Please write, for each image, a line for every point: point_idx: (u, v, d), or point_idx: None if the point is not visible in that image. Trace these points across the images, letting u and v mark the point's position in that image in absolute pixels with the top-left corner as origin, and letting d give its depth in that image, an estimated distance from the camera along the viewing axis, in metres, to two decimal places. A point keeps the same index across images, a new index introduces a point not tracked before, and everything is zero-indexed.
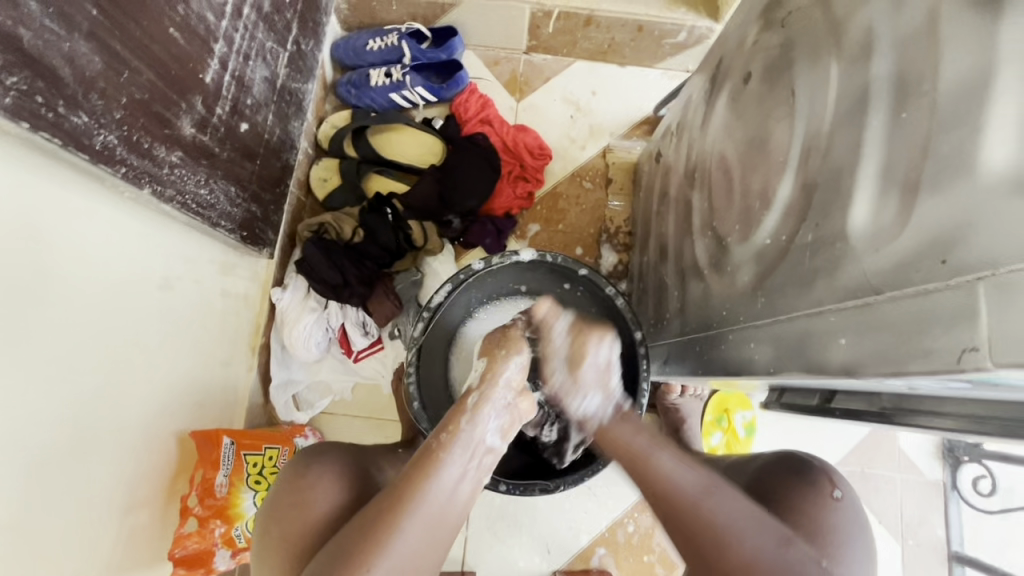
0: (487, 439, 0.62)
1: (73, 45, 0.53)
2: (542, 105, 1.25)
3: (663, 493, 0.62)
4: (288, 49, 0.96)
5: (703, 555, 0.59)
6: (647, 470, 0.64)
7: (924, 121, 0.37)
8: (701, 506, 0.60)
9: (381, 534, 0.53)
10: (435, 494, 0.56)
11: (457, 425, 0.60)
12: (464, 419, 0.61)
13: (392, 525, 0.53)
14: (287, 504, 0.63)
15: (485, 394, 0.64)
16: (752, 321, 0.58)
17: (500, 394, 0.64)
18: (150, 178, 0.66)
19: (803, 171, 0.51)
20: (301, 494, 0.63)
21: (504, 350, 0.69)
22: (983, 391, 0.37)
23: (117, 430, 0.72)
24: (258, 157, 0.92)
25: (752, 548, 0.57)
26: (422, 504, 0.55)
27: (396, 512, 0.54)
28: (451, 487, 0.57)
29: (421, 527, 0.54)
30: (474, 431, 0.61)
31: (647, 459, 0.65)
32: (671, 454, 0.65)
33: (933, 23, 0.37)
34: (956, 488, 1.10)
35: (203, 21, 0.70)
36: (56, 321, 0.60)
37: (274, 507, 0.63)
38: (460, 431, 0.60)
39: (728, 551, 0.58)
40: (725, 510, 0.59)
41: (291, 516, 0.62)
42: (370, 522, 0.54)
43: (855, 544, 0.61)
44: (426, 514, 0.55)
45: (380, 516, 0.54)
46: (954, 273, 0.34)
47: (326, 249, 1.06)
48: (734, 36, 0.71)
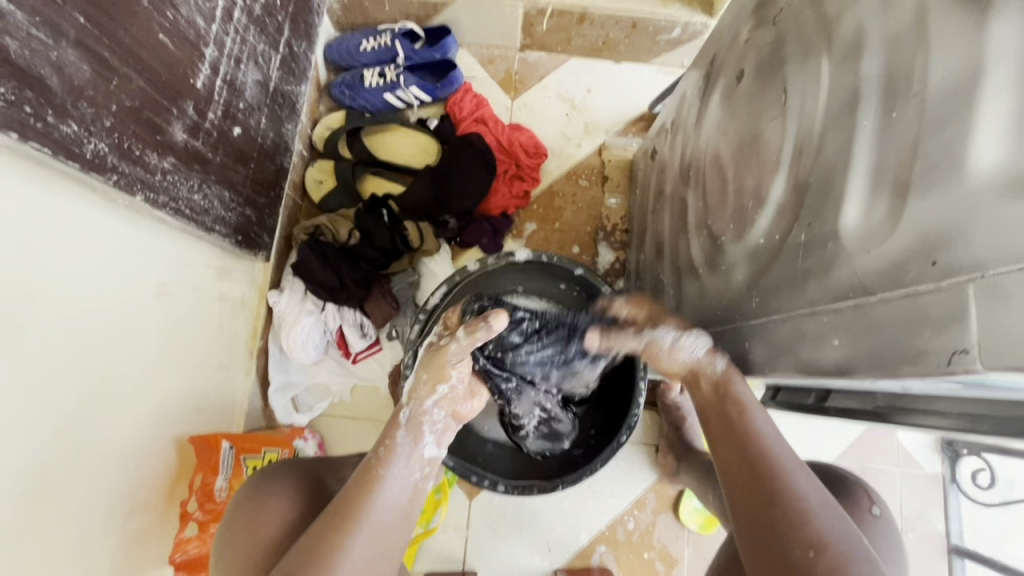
0: (425, 449, 0.60)
1: (61, 54, 0.52)
2: (537, 103, 1.25)
3: (751, 453, 0.55)
4: (280, 51, 0.95)
5: (772, 528, 0.50)
6: (741, 430, 0.57)
7: (914, 120, 0.37)
8: (793, 475, 0.52)
9: (326, 551, 0.50)
10: (379, 507, 0.54)
11: (392, 438, 0.59)
12: (399, 432, 0.60)
13: (334, 542, 0.51)
14: (240, 526, 0.63)
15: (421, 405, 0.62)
16: (747, 320, 0.58)
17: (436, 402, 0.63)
18: (143, 185, 0.66)
19: (796, 171, 0.50)
20: (251, 514, 0.63)
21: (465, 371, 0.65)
22: (975, 392, 0.37)
23: (115, 437, 0.72)
24: (251, 161, 0.92)
25: (828, 535, 0.48)
26: (367, 517, 0.53)
27: (340, 528, 0.52)
28: (396, 499, 0.56)
29: (367, 541, 0.52)
30: (411, 441, 0.60)
31: (750, 415, 0.58)
32: (769, 423, 0.57)
33: (922, 22, 0.37)
34: (956, 481, 1.10)
35: (193, 26, 0.70)
36: (51, 330, 0.60)
37: (231, 531, 0.63)
38: (395, 442, 0.59)
39: (805, 530, 0.48)
40: (812, 491, 0.51)
41: (243, 537, 0.62)
42: (311, 540, 0.52)
43: (893, 559, 0.61)
44: (371, 528, 0.53)
45: (322, 535, 0.52)
46: (943, 274, 0.34)
47: (322, 252, 1.06)
48: (727, 32, 0.70)
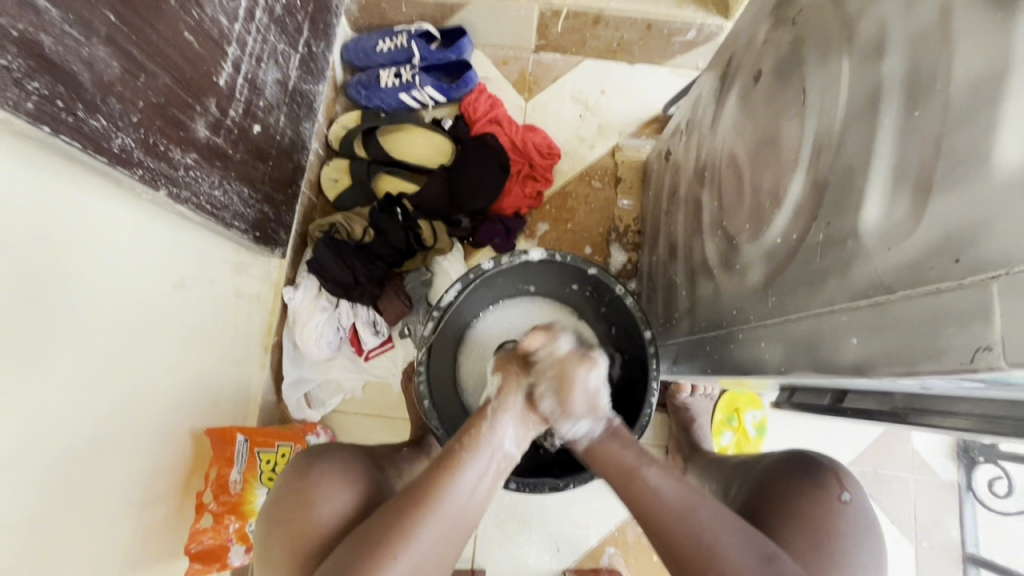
0: (508, 445, 0.62)
1: (92, 50, 0.54)
2: (551, 104, 1.25)
3: (644, 507, 0.58)
4: (300, 51, 0.97)
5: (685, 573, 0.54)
6: (640, 489, 0.59)
7: (937, 119, 0.37)
8: (686, 522, 0.55)
9: (406, 526, 0.53)
10: (457, 492, 0.57)
11: (478, 430, 0.62)
12: (486, 424, 0.62)
13: (415, 521, 0.54)
14: (289, 506, 0.63)
15: (505, 402, 0.65)
16: (763, 320, 0.58)
17: (519, 400, 0.65)
18: (167, 180, 0.67)
19: (814, 170, 0.51)
20: (302, 496, 0.64)
21: (517, 363, 0.68)
22: (998, 391, 0.37)
23: (135, 426, 0.74)
24: (270, 158, 0.93)
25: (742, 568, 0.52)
26: (443, 500, 0.55)
27: (421, 509, 0.54)
28: (473, 488, 0.58)
29: (442, 525, 0.55)
30: (496, 437, 0.62)
31: (640, 478, 0.60)
32: (664, 475, 0.60)
33: (945, 20, 0.37)
34: (971, 489, 1.09)
35: (217, 25, 0.71)
36: (75, 321, 0.62)
37: (277, 512, 0.64)
38: (481, 435, 0.61)
39: (715, 568, 0.53)
40: (710, 527, 0.55)
41: (295, 518, 0.62)
42: (393, 513, 0.55)
43: (864, 545, 0.62)
44: (446, 512, 0.55)
45: (404, 510, 0.54)
46: (967, 271, 0.33)
47: (336, 249, 1.07)
48: (744, 34, 0.71)
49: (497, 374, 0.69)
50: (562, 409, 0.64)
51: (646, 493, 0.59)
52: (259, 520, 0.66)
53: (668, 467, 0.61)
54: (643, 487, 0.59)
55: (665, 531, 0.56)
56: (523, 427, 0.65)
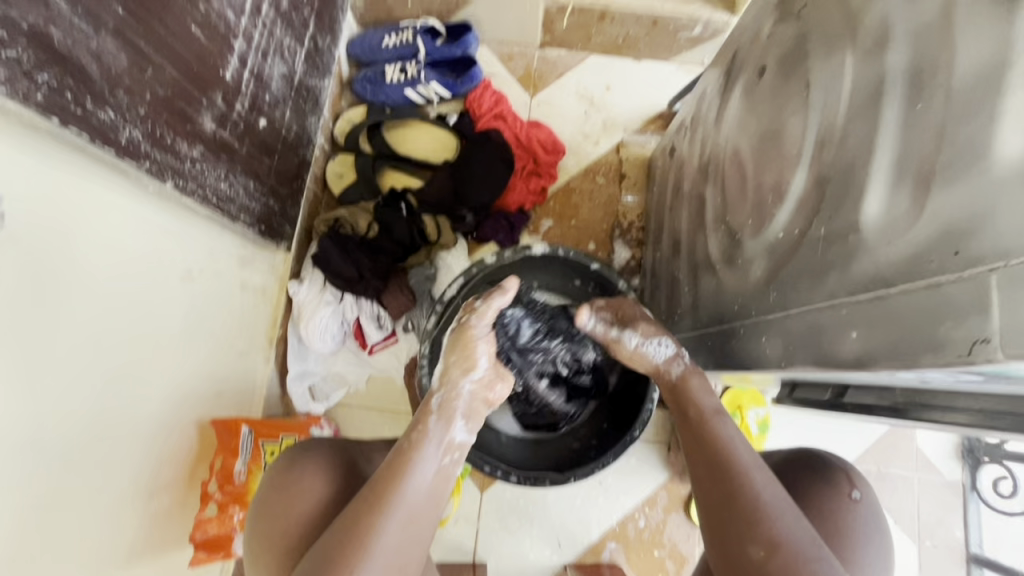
0: (457, 434, 0.62)
1: (101, 43, 0.54)
2: (556, 100, 1.25)
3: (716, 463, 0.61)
4: (306, 46, 0.97)
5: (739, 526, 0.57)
6: (714, 432, 0.63)
7: (939, 112, 0.37)
8: (751, 480, 0.58)
9: (364, 530, 0.54)
10: (408, 491, 0.57)
11: (425, 425, 0.61)
12: (431, 419, 0.61)
13: (370, 523, 0.55)
14: (272, 502, 0.64)
15: (448, 394, 0.63)
16: (764, 315, 0.58)
17: (462, 389, 0.64)
18: (173, 172, 0.68)
19: (816, 164, 0.50)
20: (283, 493, 0.64)
21: (459, 352, 0.65)
22: (997, 385, 0.37)
23: (141, 415, 0.75)
24: (275, 152, 0.94)
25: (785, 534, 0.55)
26: (395, 502, 0.56)
27: (375, 512, 0.55)
28: (427, 482, 0.59)
29: (400, 524, 0.56)
30: (442, 431, 0.61)
31: (714, 422, 0.64)
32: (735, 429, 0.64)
33: (948, 13, 0.37)
34: (977, 489, 1.08)
35: (224, 19, 0.72)
36: (83, 311, 0.63)
37: (261, 507, 0.65)
38: (427, 430, 0.61)
39: (767, 528, 0.55)
40: (767, 491, 0.58)
41: (277, 515, 0.63)
42: (351, 517, 0.55)
43: (873, 541, 0.63)
44: (403, 511, 0.56)
45: (360, 515, 0.55)
46: (966, 264, 0.34)
47: (341, 243, 1.08)
48: (749, 29, 0.70)
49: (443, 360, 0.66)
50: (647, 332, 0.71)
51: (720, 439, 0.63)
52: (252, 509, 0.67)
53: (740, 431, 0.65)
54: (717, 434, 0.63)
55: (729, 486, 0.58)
56: (469, 413, 0.64)
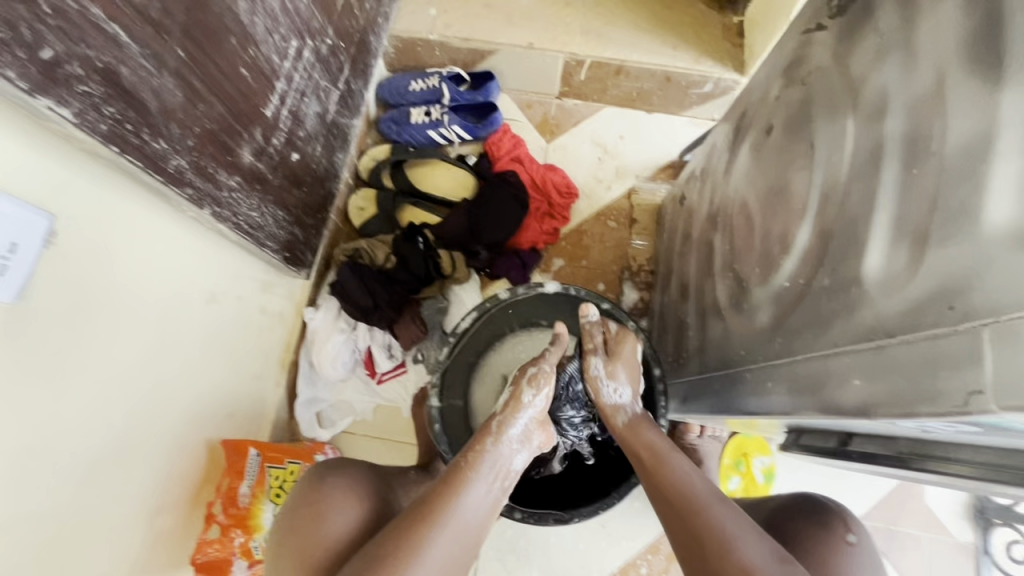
0: (513, 461, 0.65)
1: (161, 81, 0.59)
2: (571, 147, 1.31)
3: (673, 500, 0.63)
4: (339, 88, 1.04)
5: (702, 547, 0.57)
6: (668, 480, 0.64)
7: (933, 178, 0.40)
8: (711, 512, 0.59)
9: (413, 543, 0.55)
10: (462, 511, 0.58)
11: (482, 446, 0.64)
12: (489, 440, 0.64)
13: (419, 537, 0.55)
14: (302, 515, 0.65)
15: (507, 418, 0.66)
16: (769, 360, 0.59)
17: (520, 420, 0.67)
18: (211, 200, 0.72)
19: (820, 220, 0.53)
20: (316, 506, 0.66)
21: (530, 385, 0.69)
22: (994, 437, 0.38)
23: (154, 431, 0.76)
24: (304, 184, 0.99)
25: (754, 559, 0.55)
26: (450, 519, 0.57)
27: (425, 528, 0.56)
28: (479, 502, 0.60)
29: (446, 541, 0.56)
30: (500, 454, 0.64)
31: (671, 463, 0.66)
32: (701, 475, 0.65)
33: (940, 88, 0.41)
34: (988, 553, 1.06)
35: (269, 62, 0.77)
36: (113, 327, 0.66)
37: (289, 527, 0.65)
38: (485, 451, 0.63)
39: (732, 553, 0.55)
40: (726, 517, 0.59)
41: (307, 530, 0.64)
42: (403, 525, 0.57)
43: None
44: (453, 529, 0.57)
45: (418, 519, 0.57)
46: (961, 318, 0.36)
47: (359, 273, 1.11)
48: (758, 89, 0.75)
49: (511, 390, 0.70)
50: (611, 367, 0.75)
51: (671, 480, 0.64)
52: (281, 512, 0.68)
53: (694, 465, 0.67)
54: (669, 478, 0.64)
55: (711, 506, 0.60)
56: (526, 444, 0.67)
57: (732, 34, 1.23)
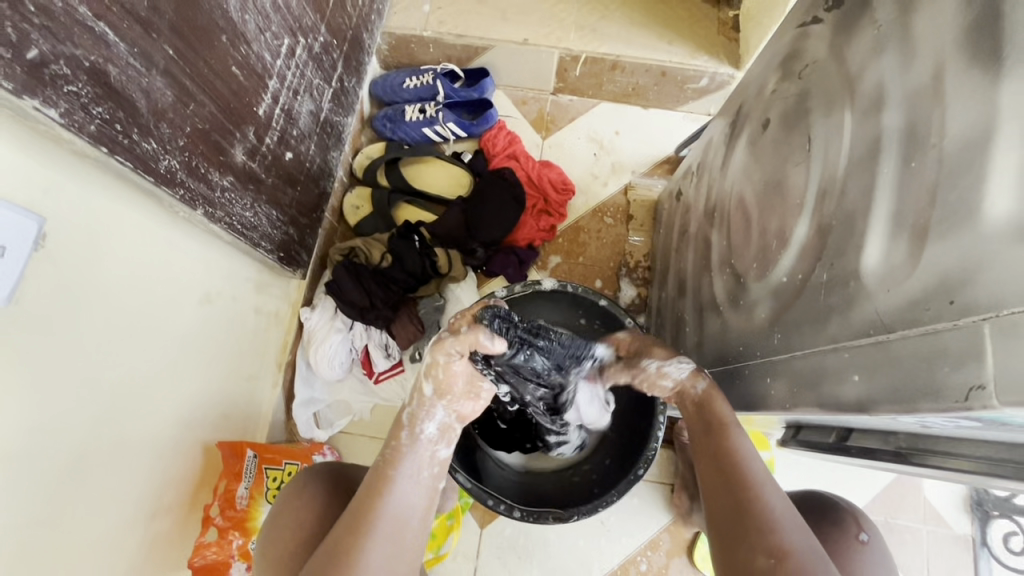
0: (438, 451, 0.66)
1: (151, 80, 0.59)
2: (568, 143, 1.30)
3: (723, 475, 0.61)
4: (333, 85, 1.03)
5: (741, 532, 0.57)
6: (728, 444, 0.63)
7: (932, 171, 0.40)
8: (757, 493, 0.59)
9: (347, 553, 0.56)
10: (390, 509, 0.60)
11: (400, 442, 0.65)
12: (405, 434, 0.65)
13: (356, 543, 0.57)
14: (283, 523, 0.66)
15: (419, 408, 0.66)
16: (768, 356, 0.59)
17: (437, 410, 0.66)
18: (204, 200, 0.71)
19: (818, 214, 0.53)
20: (294, 517, 0.66)
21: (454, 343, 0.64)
22: (996, 432, 0.38)
23: (150, 433, 0.75)
24: (298, 183, 0.98)
25: (792, 543, 0.55)
26: (378, 521, 0.59)
27: (355, 535, 0.57)
28: (405, 496, 0.61)
29: (383, 540, 0.58)
30: (419, 443, 0.65)
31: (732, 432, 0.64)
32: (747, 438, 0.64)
33: (939, 79, 0.40)
34: (986, 544, 1.06)
35: (261, 60, 0.76)
36: (106, 331, 0.65)
37: (272, 537, 0.66)
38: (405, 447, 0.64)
39: (773, 535, 0.55)
40: (774, 502, 0.58)
41: (288, 541, 0.64)
42: (337, 539, 0.58)
43: None
44: (385, 528, 0.59)
45: (349, 531, 0.58)
46: (962, 312, 0.35)
47: (353, 270, 1.11)
48: (754, 84, 0.74)
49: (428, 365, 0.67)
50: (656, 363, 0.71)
51: (727, 453, 0.62)
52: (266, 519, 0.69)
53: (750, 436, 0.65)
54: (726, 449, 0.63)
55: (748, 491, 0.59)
56: (451, 417, 0.67)
57: (727, 28, 1.22)
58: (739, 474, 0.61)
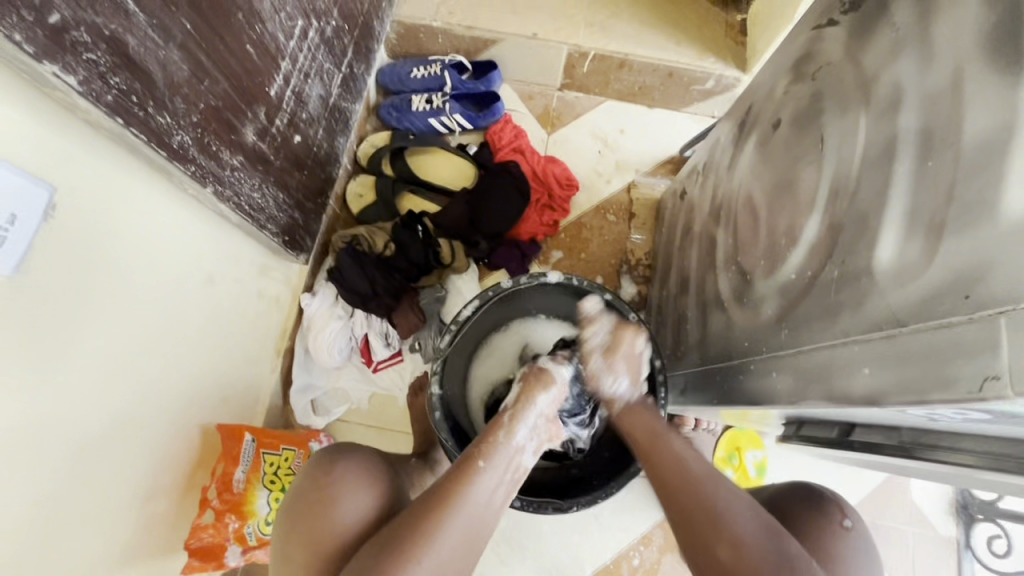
0: (524, 455, 0.65)
1: (167, 54, 0.58)
2: (573, 140, 1.31)
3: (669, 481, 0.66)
4: (342, 71, 1.02)
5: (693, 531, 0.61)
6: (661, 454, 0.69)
7: (949, 171, 0.41)
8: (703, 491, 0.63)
9: (424, 530, 0.56)
10: (472, 501, 0.59)
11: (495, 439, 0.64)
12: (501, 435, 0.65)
13: (432, 527, 0.56)
14: (312, 502, 0.65)
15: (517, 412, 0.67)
16: (775, 351, 0.60)
17: (532, 413, 0.67)
18: (213, 178, 0.71)
19: (829, 213, 0.54)
20: (329, 493, 0.65)
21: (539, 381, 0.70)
22: (1006, 426, 0.39)
23: (149, 412, 0.75)
24: (305, 168, 0.98)
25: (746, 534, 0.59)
26: (461, 508, 0.58)
27: (434, 518, 0.57)
28: (486, 499, 0.60)
29: (458, 531, 0.57)
30: (511, 449, 0.64)
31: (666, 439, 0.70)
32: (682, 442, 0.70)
33: (957, 82, 0.41)
34: (970, 546, 1.09)
35: (274, 41, 0.76)
36: (110, 305, 0.64)
37: (302, 507, 0.65)
38: (496, 444, 0.64)
39: (724, 529, 0.59)
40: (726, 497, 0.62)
41: (321, 514, 0.64)
42: (417, 513, 0.58)
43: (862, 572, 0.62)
44: (464, 516, 0.58)
45: (428, 506, 0.58)
46: (976, 307, 0.36)
47: (357, 259, 1.10)
48: (765, 85, 0.75)
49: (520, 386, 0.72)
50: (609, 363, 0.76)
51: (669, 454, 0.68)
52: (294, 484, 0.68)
53: (685, 439, 0.71)
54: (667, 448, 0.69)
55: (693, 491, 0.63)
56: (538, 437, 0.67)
57: (734, 32, 1.23)
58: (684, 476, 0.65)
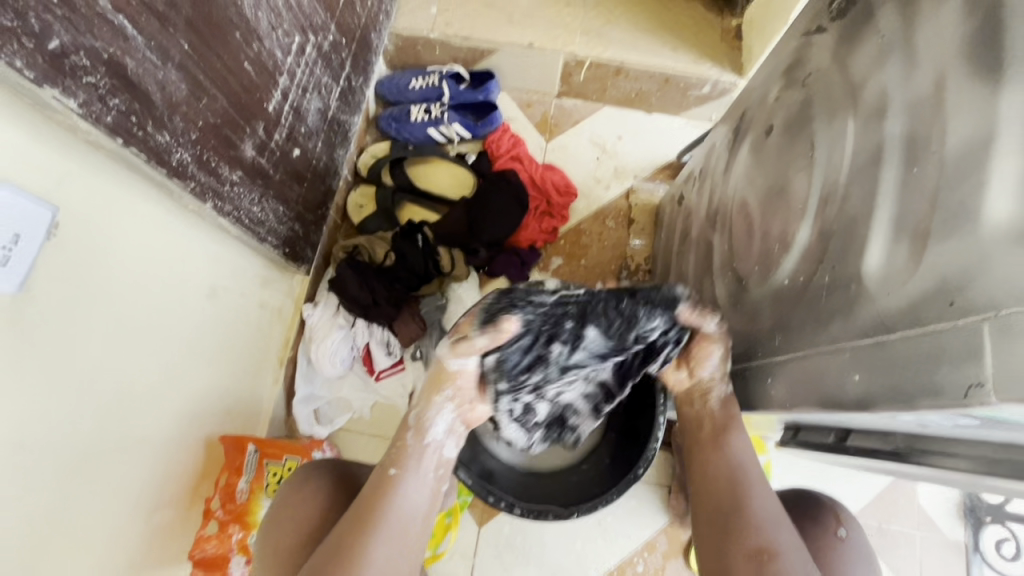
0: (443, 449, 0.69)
1: (166, 74, 0.59)
2: (571, 147, 1.32)
3: (714, 480, 0.67)
4: (340, 85, 1.04)
5: (724, 531, 0.63)
6: (713, 454, 0.68)
7: (933, 178, 0.41)
8: (748, 500, 0.64)
9: (351, 548, 0.60)
10: (393, 515, 0.63)
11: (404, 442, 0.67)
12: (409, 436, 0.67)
13: (357, 546, 0.61)
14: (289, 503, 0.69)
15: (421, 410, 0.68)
16: (770, 357, 0.60)
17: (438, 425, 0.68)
18: (213, 194, 0.72)
19: (820, 220, 0.54)
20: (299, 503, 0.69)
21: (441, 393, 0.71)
22: (995, 432, 0.39)
23: (153, 424, 0.76)
24: (305, 180, 0.99)
25: (778, 543, 0.60)
26: (383, 525, 0.62)
27: (358, 537, 0.61)
28: (407, 510, 0.64)
29: (385, 543, 0.62)
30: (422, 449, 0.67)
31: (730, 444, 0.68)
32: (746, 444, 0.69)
33: (940, 89, 0.42)
34: (979, 549, 1.07)
35: (272, 57, 0.77)
36: (113, 320, 0.65)
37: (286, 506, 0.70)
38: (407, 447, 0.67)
39: (755, 534, 0.61)
40: (760, 506, 0.63)
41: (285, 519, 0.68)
42: (344, 536, 0.62)
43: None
44: (388, 529, 0.62)
45: (354, 524, 0.62)
46: (960, 314, 0.37)
47: (359, 271, 1.11)
48: (758, 91, 0.76)
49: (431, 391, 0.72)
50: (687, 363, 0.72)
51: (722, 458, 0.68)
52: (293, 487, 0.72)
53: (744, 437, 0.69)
54: (722, 453, 0.68)
55: (735, 494, 0.65)
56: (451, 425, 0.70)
57: (730, 37, 1.24)
58: (733, 475, 0.66)
